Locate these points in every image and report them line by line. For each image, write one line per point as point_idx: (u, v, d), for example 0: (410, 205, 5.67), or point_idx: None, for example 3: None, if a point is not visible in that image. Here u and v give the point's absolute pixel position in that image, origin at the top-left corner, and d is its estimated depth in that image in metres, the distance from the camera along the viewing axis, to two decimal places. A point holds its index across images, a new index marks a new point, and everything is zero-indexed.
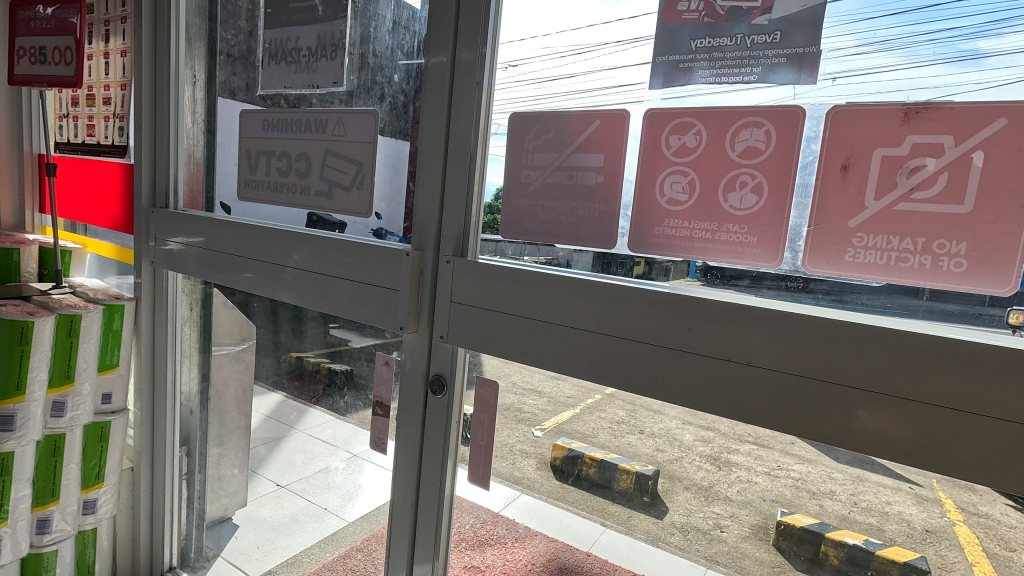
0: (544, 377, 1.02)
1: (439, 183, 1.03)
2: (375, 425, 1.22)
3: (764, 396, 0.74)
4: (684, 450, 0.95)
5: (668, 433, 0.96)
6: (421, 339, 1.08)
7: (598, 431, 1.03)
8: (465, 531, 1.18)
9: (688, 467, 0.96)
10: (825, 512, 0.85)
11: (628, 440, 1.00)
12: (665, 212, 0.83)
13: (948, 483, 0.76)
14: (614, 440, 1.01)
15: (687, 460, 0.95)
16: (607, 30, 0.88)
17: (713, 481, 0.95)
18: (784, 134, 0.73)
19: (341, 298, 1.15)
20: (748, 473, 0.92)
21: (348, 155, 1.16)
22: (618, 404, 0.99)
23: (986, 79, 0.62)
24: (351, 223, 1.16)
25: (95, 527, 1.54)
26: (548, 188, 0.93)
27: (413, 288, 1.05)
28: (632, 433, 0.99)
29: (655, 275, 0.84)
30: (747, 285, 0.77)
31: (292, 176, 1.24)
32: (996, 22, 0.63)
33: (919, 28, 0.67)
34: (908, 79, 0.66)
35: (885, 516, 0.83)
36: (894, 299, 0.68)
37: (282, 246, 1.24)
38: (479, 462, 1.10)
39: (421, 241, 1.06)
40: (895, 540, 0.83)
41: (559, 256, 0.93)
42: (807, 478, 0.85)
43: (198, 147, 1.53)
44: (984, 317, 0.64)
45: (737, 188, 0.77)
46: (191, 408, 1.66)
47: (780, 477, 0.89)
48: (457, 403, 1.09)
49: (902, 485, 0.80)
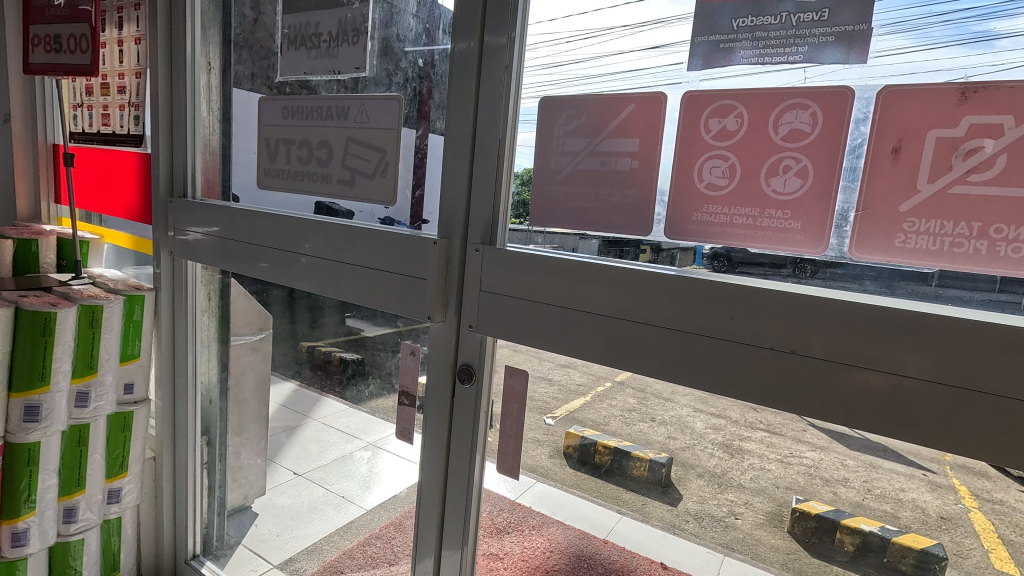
0: (554, 366, 1.03)
1: (464, 172, 1.01)
2: (400, 416, 1.20)
3: (810, 385, 0.72)
4: (695, 437, 1.03)
5: (679, 421, 1.04)
6: (450, 327, 1.07)
7: (609, 420, 1.17)
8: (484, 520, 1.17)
9: (700, 456, 1.07)
10: (840, 500, 0.91)
11: (641, 428, 1.08)
12: (704, 197, 0.80)
13: (962, 468, 0.78)
14: (625, 428, 1.13)
15: (698, 446, 1.04)
16: (614, 14, 0.89)
17: (725, 469, 1.12)
18: (832, 116, 0.71)
19: (365, 287, 1.13)
20: (760, 461, 0.99)
21: (371, 142, 1.13)
22: (627, 393, 1.08)
23: (1001, 61, 0.61)
24: (359, 212, 1.16)
25: (120, 516, 1.54)
26: (580, 174, 0.91)
27: (439, 276, 1.03)
28: (644, 422, 1.07)
29: (660, 261, 0.84)
30: (755, 267, 0.77)
31: (313, 163, 1.21)
32: (1008, 3, 0.63)
33: (932, 9, 0.66)
34: (923, 61, 0.65)
35: (898, 503, 0.89)
36: (904, 285, 0.68)
37: (303, 236, 1.22)
38: (508, 451, 1.08)
39: (447, 230, 1.04)
40: (911, 528, 0.91)
41: (567, 242, 0.93)
42: (820, 466, 0.87)
43: (214, 137, 1.51)
44: (1000, 302, 0.63)
45: (780, 172, 0.74)
46: (211, 398, 1.66)
47: (793, 465, 0.92)
48: (486, 393, 1.07)
49: (915, 472, 0.87)
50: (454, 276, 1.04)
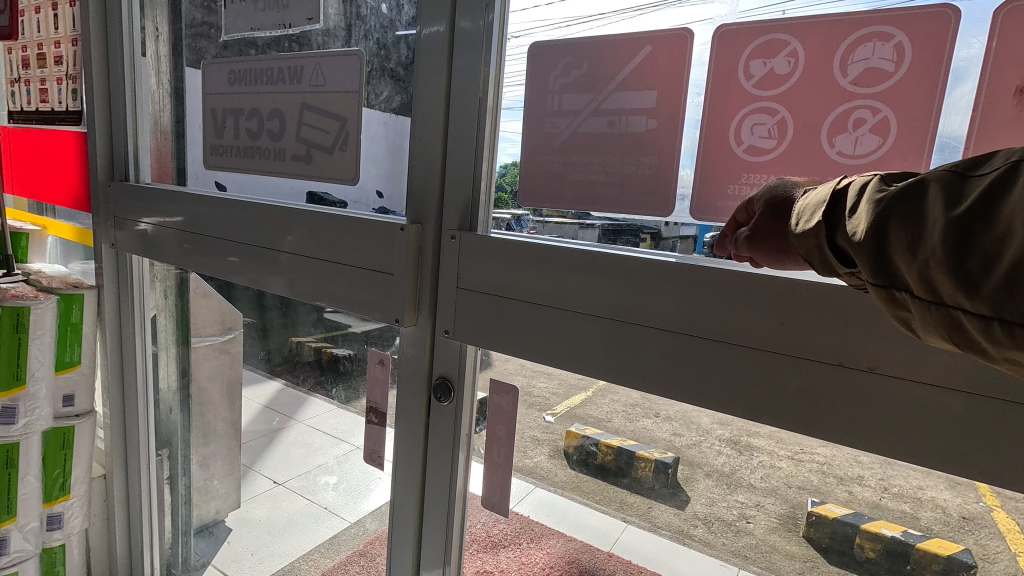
0: None
1: (438, 141, 0.82)
2: (369, 435, 1.02)
3: (884, 413, 0.56)
4: (703, 434, 0.75)
5: (684, 416, 0.75)
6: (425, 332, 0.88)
7: (613, 415, 0.83)
8: (476, 530, 0.97)
9: (707, 453, 0.76)
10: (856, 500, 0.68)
11: (645, 424, 0.80)
12: (743, 164, 0.62)
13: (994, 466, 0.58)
14: (629, 425, 0.81)
15: (705, 445, 0.75)
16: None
17: (735, 467, 0.75)
18: (925, 47, 0.52)
19: (323, 285, 0.94)
20: (771, 458, 0.73)
21: (327, 108, 0.94)
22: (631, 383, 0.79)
23: None
24: (352, 201, 0.94)
25: (63, 544, 1.37)
26: (581, 140, 0.72)
27: (410, 270, 0.84)
28: (647, 417, 0.79)
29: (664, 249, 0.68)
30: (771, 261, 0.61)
31: (264, 138, 1.03)
32: None
33: None
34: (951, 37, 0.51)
35: (918, 502, 0.66)
36: None
37: (253, 225, 1.03)
38: (495, 483, 0.91)
39: (418, 213, 0.86)
40: (933, 530, 0.65)
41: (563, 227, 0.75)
42: (833, 463, 0.69)
43: (166, 113, 1.29)
44: None
45: (849, 128, 0.55)
46: (170, 408, 1.49)
47: (805, 462, 0.71)
48: (468, 409, 0.90)
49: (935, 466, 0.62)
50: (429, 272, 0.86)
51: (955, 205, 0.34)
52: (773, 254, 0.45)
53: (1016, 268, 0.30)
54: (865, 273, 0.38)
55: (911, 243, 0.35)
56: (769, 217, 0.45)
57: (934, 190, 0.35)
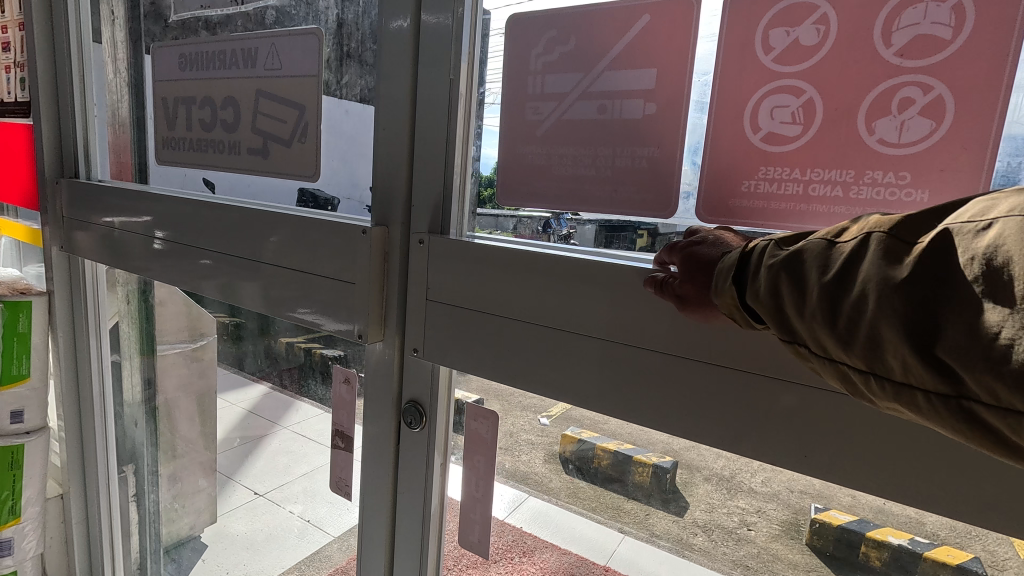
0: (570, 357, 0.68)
1: (405, 133, 0.73)
2: (335, 461, 0.92)
3: (927, 460, 0.46)
4: None
5: None
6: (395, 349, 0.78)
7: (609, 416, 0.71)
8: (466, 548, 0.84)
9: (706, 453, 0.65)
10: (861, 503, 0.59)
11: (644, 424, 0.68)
12: (761, 156, 0.52)
13: None
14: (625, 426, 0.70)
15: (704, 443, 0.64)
16: None
17: (735, 468, 0.64)
18: (992, 7, 0.41)
19: (279, 295, 0.84)
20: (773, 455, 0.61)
21: (284, 95, 0.84)
22: None
23: None
24: (344, 200, 0.82)
25: (15, 571, 1.26)
26: (568, 128, 0.62)
27: (375, 281, 0.75)
28: None
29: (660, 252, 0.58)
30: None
31: (217, 129, 0.92)
32: None
33: None
34: None
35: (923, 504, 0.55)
36: None
37: (206, 225, 0.92)
38: (473, 521, 0.81)
39: (383, 215, 0.76)
40: (940, 536, 0.55)
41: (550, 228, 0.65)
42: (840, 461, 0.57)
43: (123, 104, 1.16)
44: None
45: (893, 111, 0.45)
46: (136, 421, 1.37)
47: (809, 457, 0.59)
48: (442, 438, 0.80)
49: None
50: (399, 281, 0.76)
51: (828, 271, 0.32)
52: (702, 313, 0.45)
53: (877, 342, 0.30)
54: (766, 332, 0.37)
55: (792, 308, 0.34)
56: (688, 278, 0.44)
57: (811, 257, 0.33)
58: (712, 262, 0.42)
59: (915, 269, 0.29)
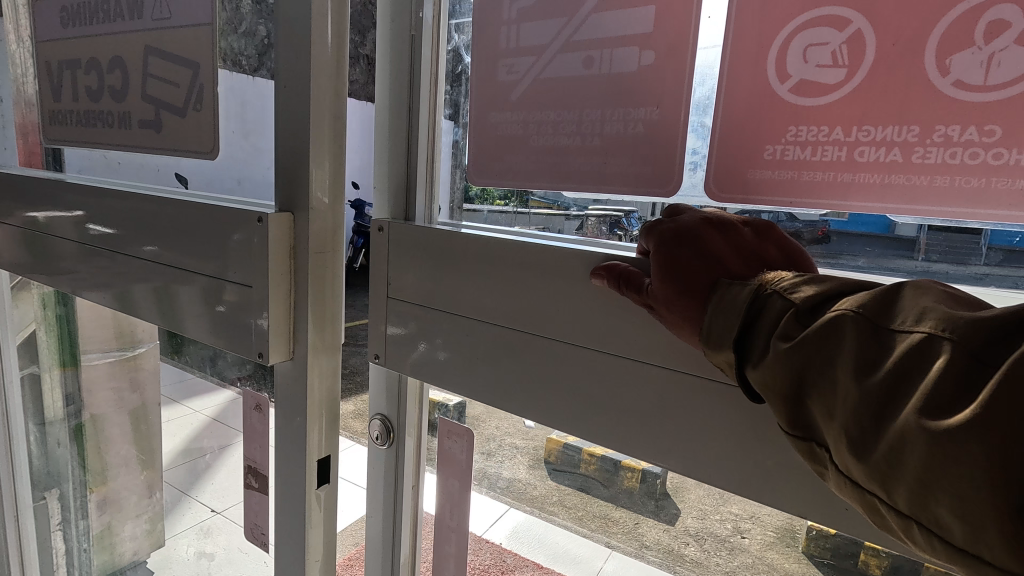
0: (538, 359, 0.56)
1: (311, 94, 0.59)
2: (250, 505, 0.79)
3: None
4: None
5: None
6: (330, 362, 0.67)
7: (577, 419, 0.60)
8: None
9: None
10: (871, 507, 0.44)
11: None
12: (791, 114, 0.40)
13: None
14: None
15: None
16: None
17: None
18: None
19: (190, 297, 0.71)
20: None
21: (174, 53, 0.70)
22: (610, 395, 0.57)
23: None
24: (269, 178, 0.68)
25: None
26: (545, 87, 0.49)
27: (287, 283, 0.63)
28: None
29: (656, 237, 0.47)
30: (834, 253, 0.41)
31: (106, 98, 0.79)
32: None
33: None
34: None
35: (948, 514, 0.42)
36: None
37: (108, 214, 0.79)
38: (447, 553, 0.68)
39: (289, 199, 0.62)
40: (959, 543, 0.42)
41: (527, 214, 0.53)
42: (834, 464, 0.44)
43: (29, 81, 1.00)
44: None
45: (976, 45, 0.34)
46: (59, 441, 1.21)
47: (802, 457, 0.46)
48: (414, 456, 0.70)
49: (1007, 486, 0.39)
50: (330, 284, 0.65)
51: (870, 375, 0.29)
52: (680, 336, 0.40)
53: (923, 479, 0.26)
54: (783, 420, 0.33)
55: (821, 407, 0.30)
56: (674, 311, 0.39)
57: (848, 353, 0.30)
58: (706, 296, 0.37)
59: (981, 406, 0.24)
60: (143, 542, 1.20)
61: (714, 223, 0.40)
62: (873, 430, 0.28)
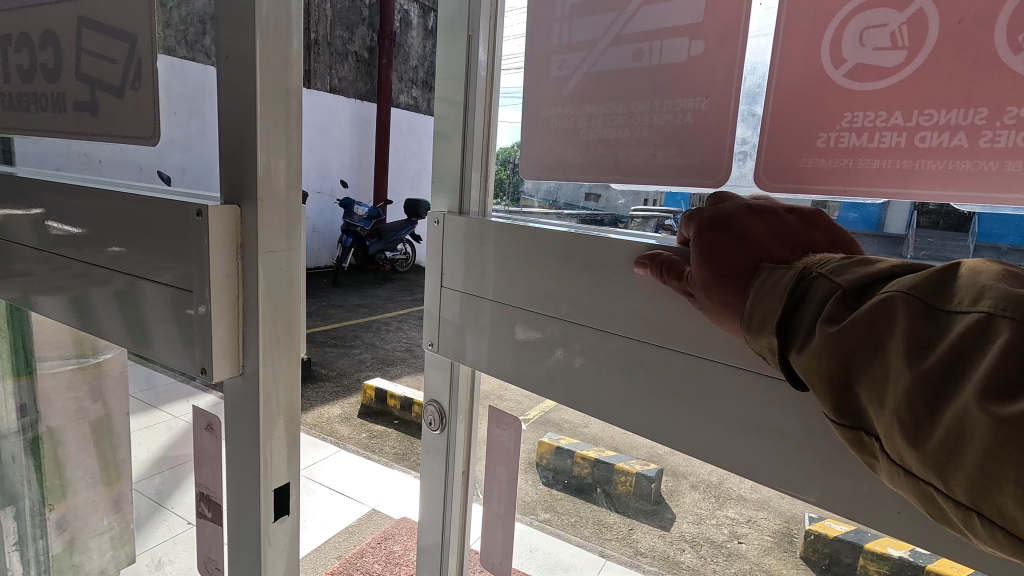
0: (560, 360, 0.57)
1: (256, 70, 0.51)
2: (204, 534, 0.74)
3: None
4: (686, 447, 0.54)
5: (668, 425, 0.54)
6: (286, 375, 0.59)
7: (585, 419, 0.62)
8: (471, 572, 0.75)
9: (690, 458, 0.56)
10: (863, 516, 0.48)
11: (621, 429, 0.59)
12: (847, 102, 0.38)
13: None
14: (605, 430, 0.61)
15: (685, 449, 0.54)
16: None
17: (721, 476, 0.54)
18: None
19: (144, 302, 0.63)
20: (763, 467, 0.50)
21: (106, 25, 0.63)
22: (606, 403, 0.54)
23: None
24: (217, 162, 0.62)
25: None
26: (593, 81, 0.49)
27: (232, 287, 0.55)
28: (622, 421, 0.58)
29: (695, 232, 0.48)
30: (891, 243, 0.40)
31: (39, 78, 0.72)
32: None
33: None
34: None
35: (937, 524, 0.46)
36: None
37: (55, 208, 0.72)
38: (496, 540, 0.68)
39: (233, 190, 0.55)
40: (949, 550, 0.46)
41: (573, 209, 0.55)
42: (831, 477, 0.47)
43: None
44: None
45: None
46: (12, 456, 1.11)
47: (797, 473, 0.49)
48: (466, 450, 0.72)
49: None
50: (286, 295, 0.58)
51: (926, 359, 0.29)
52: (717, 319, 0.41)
53: (986, 467, 0.25)
54: (829, 407, 0.33)
55: (873, 394, 0.30)
56: (712, 292, 0.40)
57: (901, 337, 0.30)
58: (746, 278, 0.37)
59: None
60: (110, 561, 1.12)
61: (757, 210, 0.41)
62: (928, 416, 0.28)
